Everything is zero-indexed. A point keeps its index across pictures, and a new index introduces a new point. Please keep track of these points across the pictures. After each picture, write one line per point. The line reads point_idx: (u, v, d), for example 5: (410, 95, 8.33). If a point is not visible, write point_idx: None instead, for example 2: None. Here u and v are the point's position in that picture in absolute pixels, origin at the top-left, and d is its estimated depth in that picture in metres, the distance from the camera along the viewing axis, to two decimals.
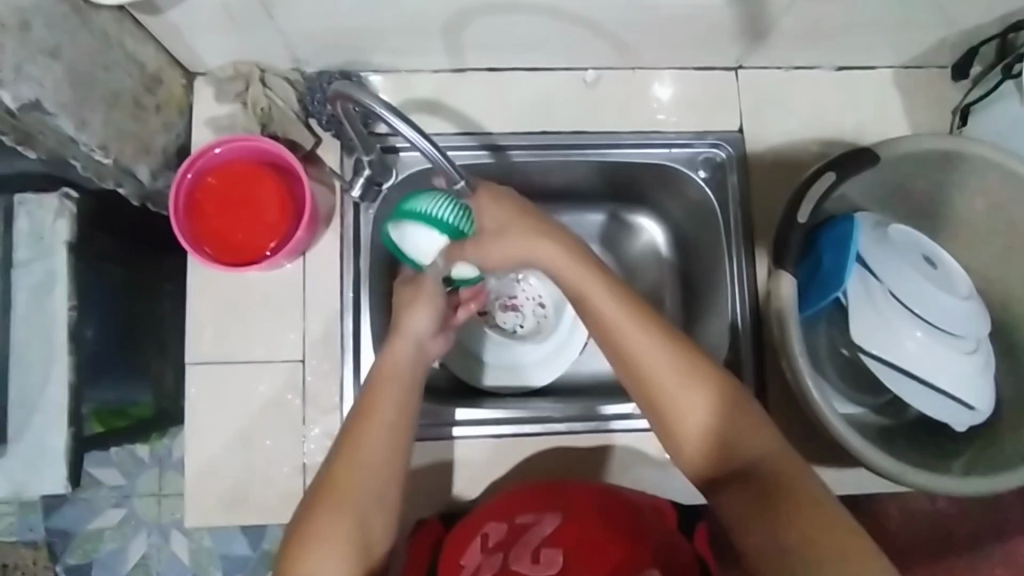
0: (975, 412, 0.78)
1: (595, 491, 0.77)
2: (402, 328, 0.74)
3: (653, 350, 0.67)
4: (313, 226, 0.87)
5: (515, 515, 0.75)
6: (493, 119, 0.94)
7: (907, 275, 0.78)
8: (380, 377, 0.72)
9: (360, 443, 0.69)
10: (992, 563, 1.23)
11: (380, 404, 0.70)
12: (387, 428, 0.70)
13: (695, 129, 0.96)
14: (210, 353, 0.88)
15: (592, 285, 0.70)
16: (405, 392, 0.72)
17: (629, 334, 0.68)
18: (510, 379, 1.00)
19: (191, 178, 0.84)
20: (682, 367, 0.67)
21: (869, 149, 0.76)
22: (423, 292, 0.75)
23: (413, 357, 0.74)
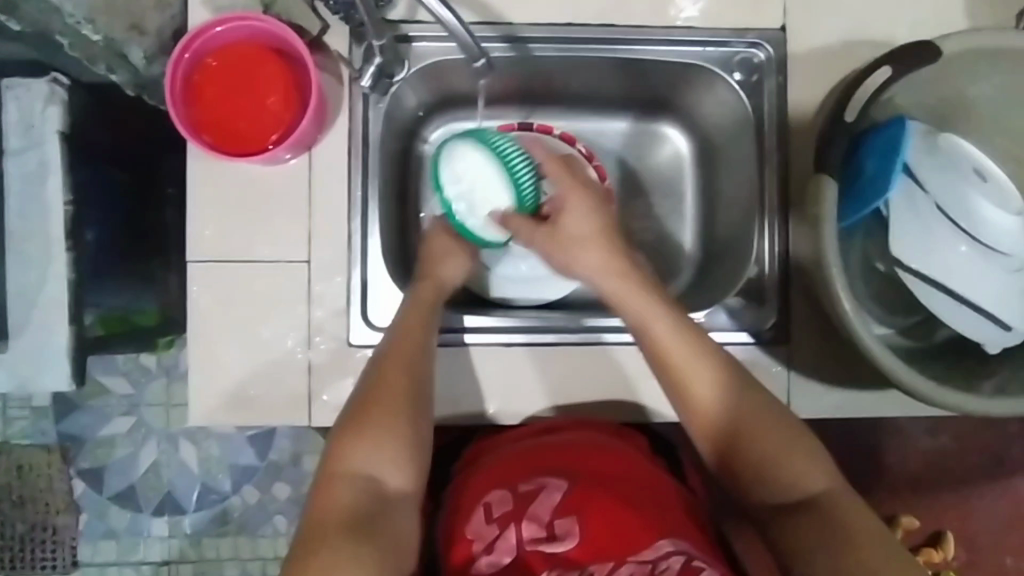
0: (1012, 332, 0.73)
1: (610, 461, 0.78)
2: (441, 278, 0.79)
3: (722, 395, 0.66)
4: (319, 120, 0.82)
5: (517, 481, 0.74)
6: (515, 8, 0.86)
7: (954, 187, 0.73)
8: (402, 323, 0.73)
9: (393, 357, 0.69)
10: (990, 498, 1.24)
11: (409, 328, 0.72)
12: (409, 354, 0.70)
13: (735, 27, 0.88)
14: (211, 250, 0.84)
15: (669, 320, 0.68)
16: (425, 331, 0.73)
17: (690, 365, 0.66)
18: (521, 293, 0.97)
19: (188, 59, 0.77)
20: (750, 403, 0.65)
21: (932, 43, 0.68)
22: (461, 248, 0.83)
23: (431, 308, 0.75)
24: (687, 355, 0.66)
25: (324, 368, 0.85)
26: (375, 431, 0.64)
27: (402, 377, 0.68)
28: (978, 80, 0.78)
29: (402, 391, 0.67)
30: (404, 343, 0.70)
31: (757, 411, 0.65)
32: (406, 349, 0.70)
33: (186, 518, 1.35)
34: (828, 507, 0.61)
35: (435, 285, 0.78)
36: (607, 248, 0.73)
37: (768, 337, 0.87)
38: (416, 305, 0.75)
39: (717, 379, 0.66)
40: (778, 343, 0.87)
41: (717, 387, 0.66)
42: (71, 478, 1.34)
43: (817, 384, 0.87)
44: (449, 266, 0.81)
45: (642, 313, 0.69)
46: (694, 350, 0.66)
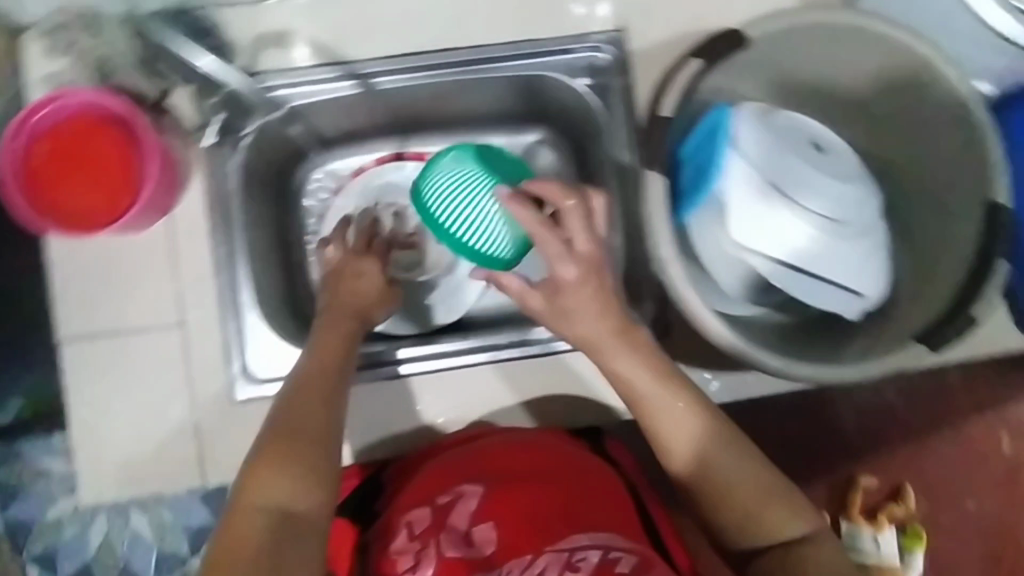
0: (863, 296, 0.78)
1: (527, 455, 0.79)
2: (349, 308, 0.78)
3: (662, 402, 0.67)
4: (169, 183, 0.82)
5: (434, 497, 0.75)
6: (354, 45, 0.87)
7: (784, 164, 0.76)
8: (320, 342, 0.73)
9: (306, 386, 0.68)
10: (941, 446, 1.23)
11: (322, 351, 0.72)
12: (325, 374, 0.70)
13: (574, 33, 0.89)
14: (81, 326, 0.84)
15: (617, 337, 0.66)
16: (339, 352, 0.73)
17: (670, 422, 0.66)
18: (440, 300, 0.99)
19: (22, 145, 0.78)
20: (734, 449, 0.66)
21: (734, 31, 0.71)
22: (366, 279, 0.81)
23: (346, 329, 0.76)
24: (632, 364, 0.67)
25: (213, 428, 0.84)
26: (286, 454, 0.63)
27: (314, 398, 0.68)
28: (801, 57, 0.80)
29: (315, 415, 0.66)
30: (319, 364, 0.71)
31: (693, 418, 0.67)
32: (322, 371, 0.70)
33: None
34: (749, 501, 0.65)
35: (344, 308, 0.78)
36: (598, 324, 0.66)
37: (651, 331, 0.88)
38: (332, 327, 0.75)
39: (660, 386, 0.67)
40: (661, 335, 0.88)
41: (703, 438, 0.66)
42: None
43: (706, 370, 0.88)
44: (352, 295, 0.80)
45: (593, 328, 0.66)
46: (638, 360, 0.67)
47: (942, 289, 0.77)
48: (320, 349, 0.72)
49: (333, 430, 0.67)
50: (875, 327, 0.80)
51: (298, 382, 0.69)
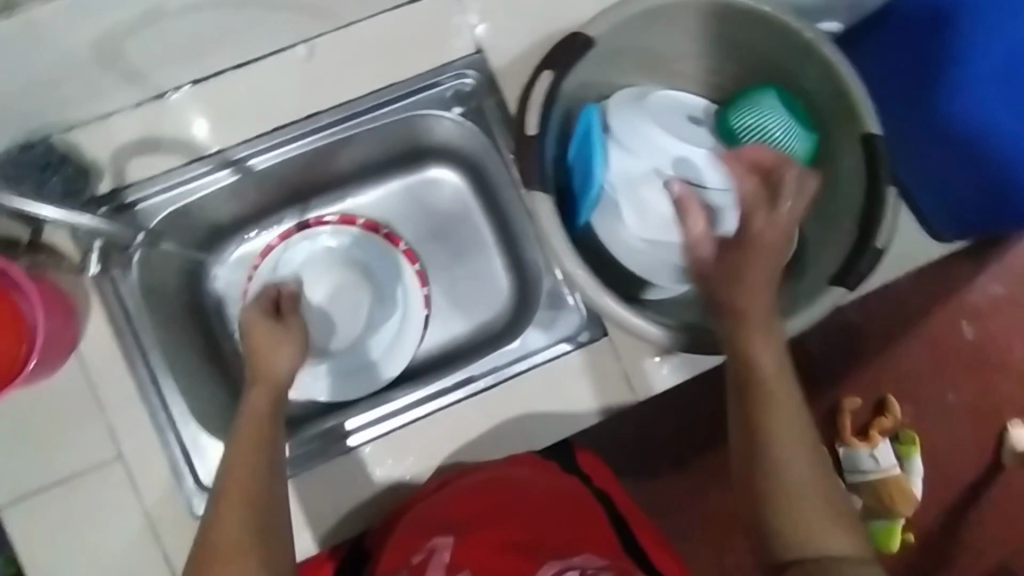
0: None
1: (494, 493, 0.79)
2: (270, 375, 0.72)
3: (763, 357, 0.63)
4: (66, 317, 0.79)
5: (409, 556, 0.74)
6: (219, 133, 0.85)
7: (660, 147, 0.77)
8: (241, 440, 0.69)
9: (234, 496, 0.65)
10: (907, 351, 1.25)
11: (249, 449, 0.68)
12: (256, 474, 0.67)
13: (434, 65, 0.87)
14: (19, 488, 0.81)
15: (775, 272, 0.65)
16: (267, 445, 0.69)
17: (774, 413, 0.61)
18: (388, 352, 0.98)
19: None
20: (807, 457, 0.61)
21: (576, 34, 0.73)
22: (291, 332, 0.76)
23: (272, 413, 0.71)
24: (760, 317, 0.63)
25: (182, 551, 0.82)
26: (230, 565, 0.61)
27: (251, 504, 0.65)
28: (657, 36, 0.81)
29: (249, 524, 0.64)
30: (248, 466, 0.67)
31: (779, 385, 0.62)
32: (253, 475, 0.67)
33: None
34: (807, 497, 0.59)
35: (264, 389, 0.72)
36: (762, 298, 0.63)
37: (591, 335, 0.87)
38: (254, 418, 0.70)
39: (764, 343, 0.63)
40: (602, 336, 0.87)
41: (779, 434, 0.61)
42: None
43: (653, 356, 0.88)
44: (269, 368, 0.72)
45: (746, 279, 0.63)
46: (762, 313, 0.63)
47: (847, 225, 0.78)
48: (243, 449, 0.68)
49: (270, 534, 0.65)
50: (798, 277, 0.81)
51: (228, 485, 0.66)
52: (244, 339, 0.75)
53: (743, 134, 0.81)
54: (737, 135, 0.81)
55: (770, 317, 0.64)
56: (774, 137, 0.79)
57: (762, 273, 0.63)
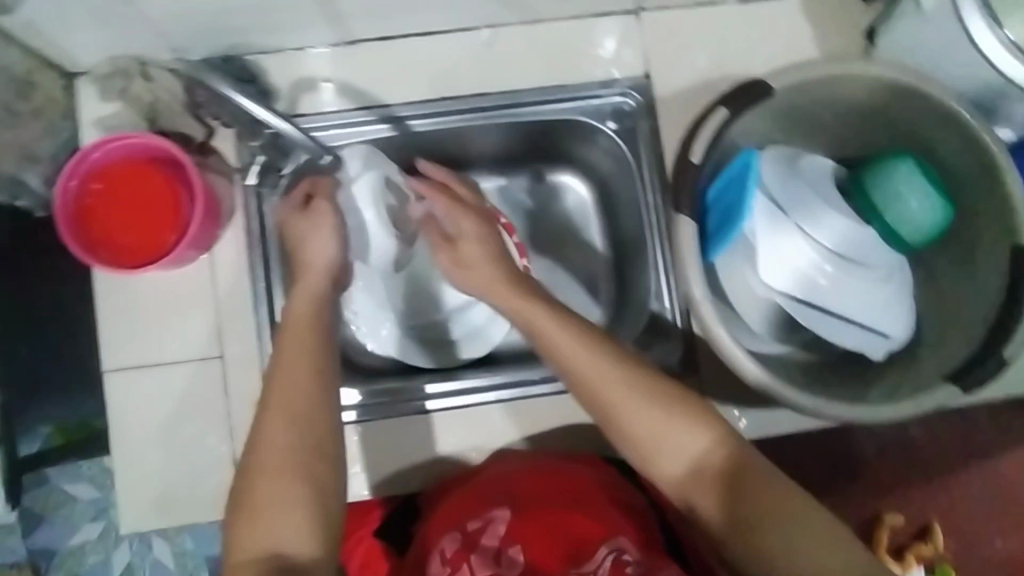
0: (891, 339, 0.80)
1: (556, 478, 0.81)
2: (307, 259, 0.76)
3: (679, 428, 0.64)
4: (214, 216, 0.85)
5: (464, 522, 0.76)
6: (390, 90, 0.91)
7: (811, 207, 0.77)
8: (281, 362, 0.67)
9: (274, 419, 0.64)
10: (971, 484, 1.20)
11: (289, 373, 0.66)
12: (298, 399, 0.65)
13: (601, 78, 0.92)
14: (125, 358, 0.87)
15: (603, 368, 0.66)
16: (312, 369, 0.67)
17: (633, 415, 0.65)
18: (480, 331, 1.01)
19: (76, 184, 0.81)
20: (693, 437, 0.64)
21: (760, 82, 0.76)
22: (321, 219, 0.77)
23: (319, 331, 0.70)
24: (641, 418, 0.64)
25: None
26: (270, 492, 0.61)
27: (291, 431, 0.63)
28: (825, 104, 0.83)
29: (293, 449, 0.63)
30: (288, 391, 0.65)
31: (705, 441, 0.64)
32: (295, 400, 0.65)
33: None
34: (744, 481, 0.62)
35: (303, 310, 0.72)
36: (588, 362, 0.66)
37: (680, 369, 0.89)
38: (296, 338, 0.69)
39: (673, 425, 0.64)
40: (689, 373, 0.89)
41: (655, 431, 0.64)
42: None
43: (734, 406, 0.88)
44: (315, 264, 0.76)
45: (584, 368, 0.66)
46: (650, 404, 0.65)
47: (970, 329, 0.78)
48: (282, 373, 0.66)
49: (312, 465, 0.63)
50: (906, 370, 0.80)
51: (269, 406, 0.65)
52: (284, 234, 0.79)
53: (874, 192, 0.77)
54: (868, 193, 0.77)
55: (627, 362, 0.67)
56: (904, 204, 0.76)
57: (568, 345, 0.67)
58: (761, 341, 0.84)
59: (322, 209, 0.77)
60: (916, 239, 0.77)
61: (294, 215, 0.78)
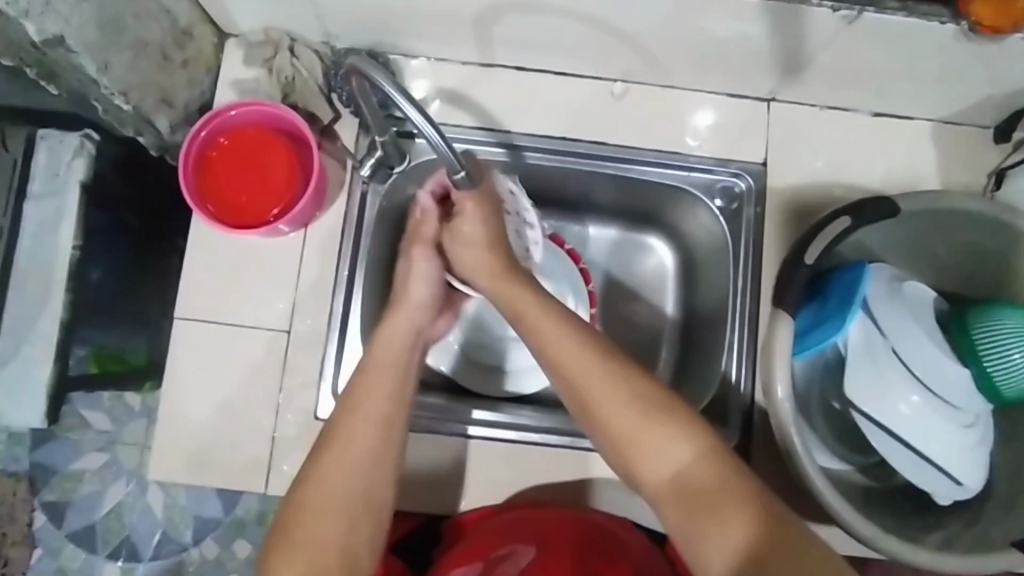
0: (963, 487, 0.77)
1: (587, 527, 0.79)
2: (415, 302, 0.79)
3: (657, 440, 0.65)
4: (320, 196, 0.88)
5: (487, 552, 0.78)
6: (514, 118, 0.93)
7: (912, 334, 0.76)
8: (350, 410, 0.71)
9: (336, 473, 0.68)
10: None
11: (358, 424, 0.70)
12: (363, 455, 0.69)
13: (719, 156, 0.93)
14: (198, 310, 0.88)
15: (594, 366, 0.68)
16: (383, 424, 0.71)
17: (607, 401, 0.67)
18: (532, 369, 0.99)
19: (204, 137, 0.84)
20: (666, 428, 0.66)
21: (888, 200, 0.76)
22: (422, 265, 0.80)
23: (396, 383, 0.73)
24: (622, 417, 0.66)
25: (288, 437, 0.86)
26: (309, 538, 0.66)
27: (344, 477, 0.68)
28: (940, 236, 0.82)
29: (347, 509, 0.67)
30: (355, 456, 0.69)
31: (687, 454, 0.65)
32: (358, 456, 0.69)
33: (140, 566, 1.28)
34: (703, 481, 0.64)
35: (389, 356, 0.75)
36: (563, 330, 0.71)
37: None
38: (380, 386, 0.72)
39: (654, 433, 0.66)
40: None
41: (626, 414, 0.66)
42: (34, 510, 1.28)
43: None
44: (399, 316, 0.78)
45: (576, 372, 0.69)
46: (632, 412, 0.66)
47: None
48: (350, 431, 0.70)
49: (357, 520, 0.67)
50: (968, 525, 0.78)
51: (316, 471, 0.69)
52: (398, 264, 0.82)
53: (977, 336, 0.74)
54: (970, 335, 0.74)
55: (603, 349, 0.70)
56: (1006, 355, 0.73)
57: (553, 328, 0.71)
58: (830, 458, 0.84)
59: (420, 254, 0.80)
60: (1012, 392, 0.74)
61: (420, 248, 0.80)
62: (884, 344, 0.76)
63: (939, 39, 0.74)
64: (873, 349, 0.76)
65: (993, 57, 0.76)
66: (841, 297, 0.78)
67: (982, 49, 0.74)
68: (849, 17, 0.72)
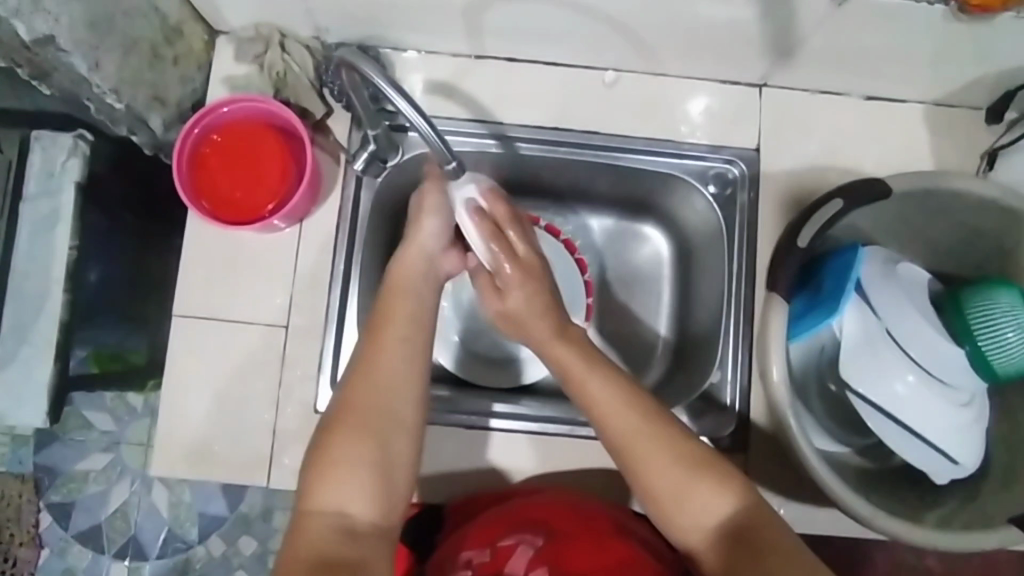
0: (960, 466, 0.77)
1: (592, 518, 0.79)
2: (423, 240, 0.78)
3: (704, 494, 0.65)
4: (315, 191, 0.88)
5: (496, 538, 0.75)
6: (506, 109, 0.93)
7: (907, 314, 0.76)
8: (377, 333, 0.72)
9: (369, 386, 0.69)
10: None
11: (390, 345, 0.71)
12: (399, 367, 0.70)
13: (712, 142, 0.93)
14: (196, 306, 0.89)
15: (643, 427, 0.67)
16: (409, 334, 0.72)
17: (648, 458, 0.66)
18: (525, 362, 0.99)
19: (197, 134, 0.85)
20: (704, 481, 0.65)
21: (881, 181, 0.76)
22: (433, 202, 0.77)
23: (417, 304, 0.75)
24: (665, 475, 0.65)
25: (289, 430, 0.87)
26: (348, 453, 0.65)
27: (383, 394, 0.68)
28: (933, 217, 0.82)
29: (376, 428, 0.67)
30: (398, 366, 0.70)
31: (727, 508, 0.64)
32: (392, 367, 0.70)
33: (147, 564, 1.28)
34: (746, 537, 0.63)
35: (409, 280, 0.76)
36: (603, 385, 0.69)
37: (728, 444, 0.88)
38: (399, 309, 0.74)
39: (700, 491, 0.65)
40: (736, 450, 0.88)
41: (668, 468, 0.65)
42: (39, 511, 1.29)
43: (775, 493, 0.87)
44: (415, 250, 0.78)
45: (622, 429, 0.67)
46: (676, 465, 0.65)
47: None
48: (384, 344, 0.71)
49: (394, 433, 0.67)
50: (966, 503, 0.79)
51: (355, 387, 0.69)
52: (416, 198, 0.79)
53: (970, 315, 0.74)
54: (964, 315, 0.75)
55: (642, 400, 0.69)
56: (999, 333, 0.73)
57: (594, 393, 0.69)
58: (824, 440, 0.85)
59: (434, 187, 0.77)
60: (1010, 372, 0.74)
61: (429, 183, 0.78)
62: (879, 324, 0.76)
63: (928, 20, 0.74)
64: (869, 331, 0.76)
65: (982, 36, 0.76)
66: (835, 276, 0.79)
67: (972, 29, 0.74)
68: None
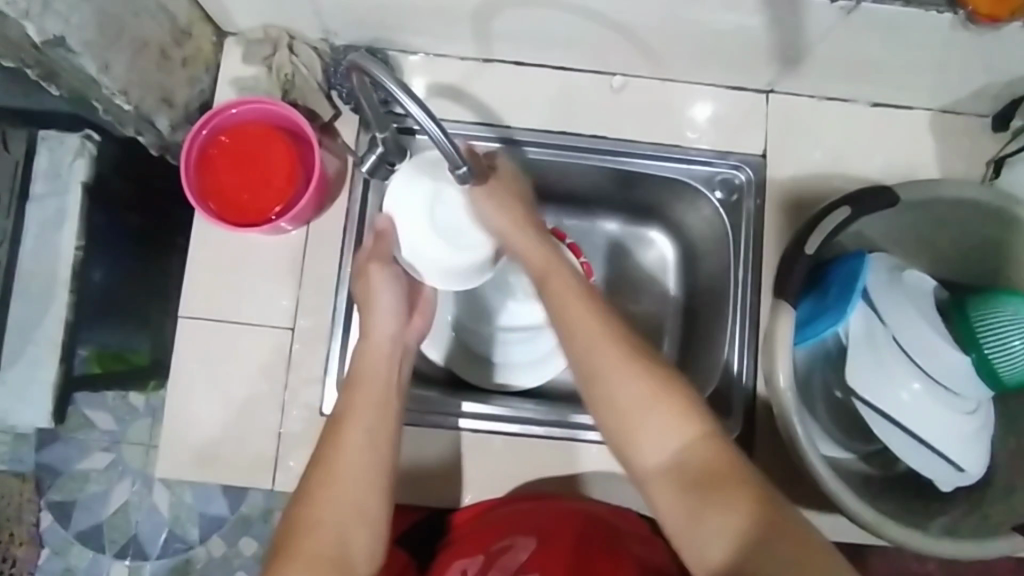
0: (965, 473, 0.77)
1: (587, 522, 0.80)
2: (377, 331, 0.78)
3: (663, 423, 0.65)
4: (322, 194, 0.88)
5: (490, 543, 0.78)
6: (513, 113, 0.93)
7: (913, 322, 0.76)
8: (339, 428, 0.71)
9: (329, 477, 0.68)
10: None
11: (351, 436, 0.70)
12: (358, 461, 0.69)
13: (719, 148, 0.93)
14: (202, 308, 0.89)
15: (611, 352, 0.68)
16: (371, 429, 0.71)
17: (613, 380, 0.67)
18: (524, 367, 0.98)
19: (205, 135, 0.85)
20: (666, 407, 0.66)
21: (888, 189, 0.76)
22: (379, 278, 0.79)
23: (379, 405, 0.73)
24: (627, 399, 0.66)
25: (295, 433, 0.87)
26: (305, 550, 0.65)
27: (341, 489, 0.68)
28: (939, 225, 0.83)
29: (335, 531, 0.66)
30: (356, 464, 0.69)
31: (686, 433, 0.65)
32: (351, 460, 0.69)
33: (147, 564, 1.28)
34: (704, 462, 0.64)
35: (373, 373, 0.75)
36: (580, 306, 0.70)
37: None
38: (363, 387, 0.74)
39: (661, 415, 0.65)
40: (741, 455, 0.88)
41: (632, 390, 0.66)
42: (40, 510, 1.29)
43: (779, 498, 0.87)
44: (375, 337, 0.78)
45: (591, 346, 0.68)
46: (641, 390, 0.66)
47: None
48: (342, 439, 0.70)
49: (353, 533, 0.67)
50: (970, 511, 0.79)
51: (315, 473, 0.69)
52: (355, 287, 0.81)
53: (977, 324, 0.74)
54: (971, 324, 0.75)
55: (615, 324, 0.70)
56: (1007, 342, 0.73)
57: (572, 316, 0.70)
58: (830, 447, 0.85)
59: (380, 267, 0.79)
60: (1015, 379, 0.74)
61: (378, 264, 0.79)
62: (884, 333, 0.76)
63: (936, 28, 0.74)
64: (874, 337, 0.76)
65: (990, 46, 0.76)
66: (844, 285, 0.78)
67: (980, 38, 0.75)
68: (846, 8, 0.72)
